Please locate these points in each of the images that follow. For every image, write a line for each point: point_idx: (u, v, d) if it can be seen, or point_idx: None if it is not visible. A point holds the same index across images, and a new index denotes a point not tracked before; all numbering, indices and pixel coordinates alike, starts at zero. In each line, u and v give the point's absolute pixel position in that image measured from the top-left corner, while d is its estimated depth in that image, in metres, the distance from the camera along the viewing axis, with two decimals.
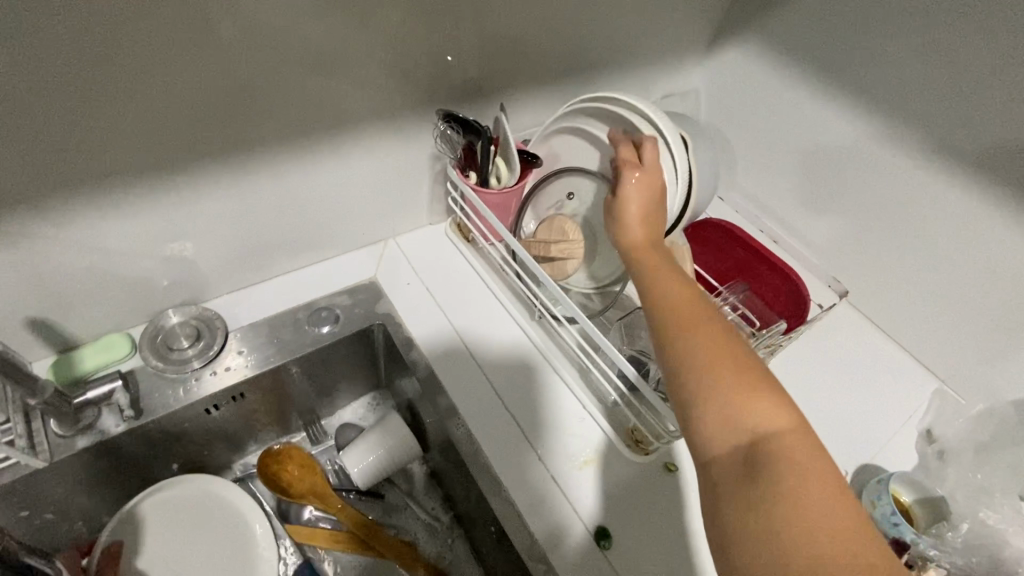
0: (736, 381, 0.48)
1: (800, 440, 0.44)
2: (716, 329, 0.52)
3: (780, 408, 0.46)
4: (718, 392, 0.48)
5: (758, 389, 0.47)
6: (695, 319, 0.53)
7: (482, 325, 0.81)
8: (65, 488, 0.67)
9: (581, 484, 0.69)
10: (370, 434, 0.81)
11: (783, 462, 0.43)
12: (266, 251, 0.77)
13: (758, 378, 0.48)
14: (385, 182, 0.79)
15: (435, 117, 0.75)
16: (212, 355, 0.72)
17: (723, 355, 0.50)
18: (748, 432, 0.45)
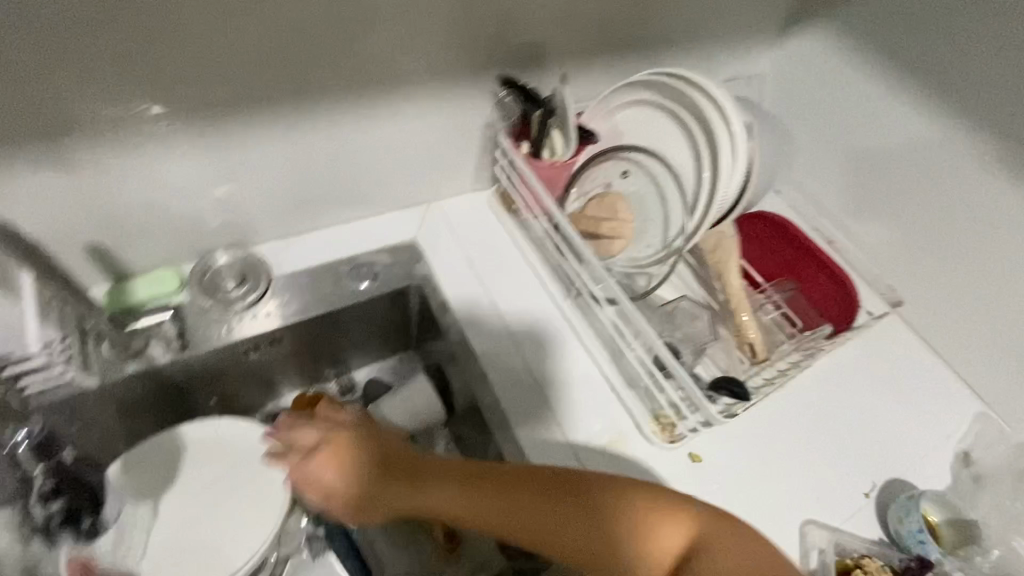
0: (630, 518, 0.52)
1: (699, 528, 0.51)
2: (552, 495, 0.53)
3: (667, 518, 0.51)
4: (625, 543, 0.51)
5: (646, 518, 0.52)
6: (535, 502, 0.53)
7: (518, 298, 0.80)
8: (112, 411, 0.70)
9: (606, 464, 0.69)
10: (398, 393, 0.83)
11: (710, 554, 0.49)
12: (313, 203, 0.78)
13: (626, 507, 0.52)
14: (435, 143, 0.78)
15: (491, 81, 0.74)
16: (256, 298, 0.74)
17: (597, 513, 0.52)
18: (671, 550, 0.50)
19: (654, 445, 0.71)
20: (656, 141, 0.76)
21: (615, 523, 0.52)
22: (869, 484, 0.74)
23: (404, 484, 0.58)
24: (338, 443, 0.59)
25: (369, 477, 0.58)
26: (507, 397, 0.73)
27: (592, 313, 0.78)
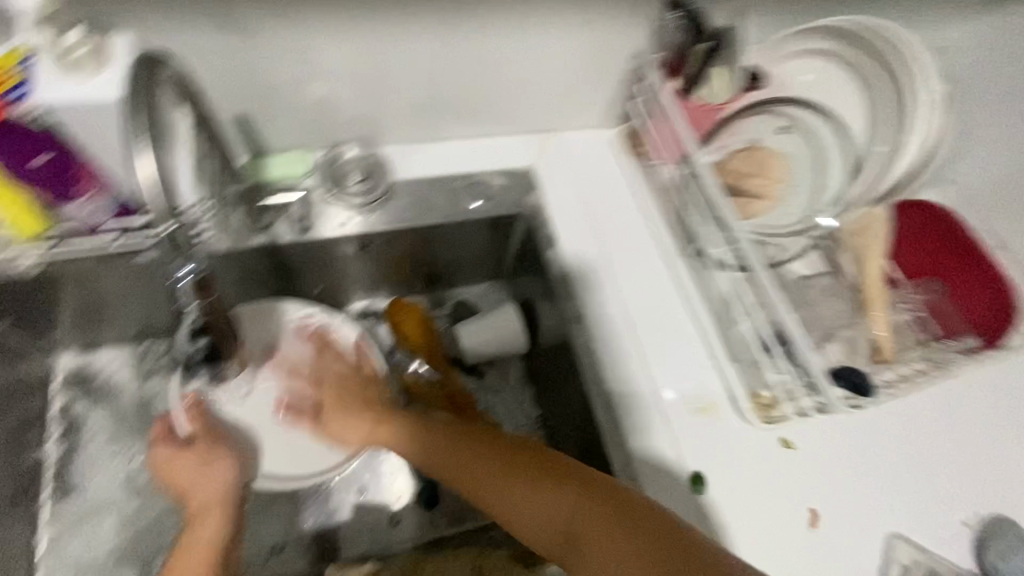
0: (535, 486, 0.55)
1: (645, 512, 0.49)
2: (485, 454, 0.59)
3: (608, 499, 0.51)
4: (526, 508, 0.55)
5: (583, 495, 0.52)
6: (473, 454, 0.60)
7: (630, 244, 0.77)
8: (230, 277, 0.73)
9: (691, 427, 0.68)
10: (488, 316, 0.86)
11: (596, 531, 0.50)
12: (443, 110, 0.76)
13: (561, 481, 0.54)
14: (575, 65, 0.73)
15: (658, 5, 0.67)
16: (376, 195, 0.75)
17: (511, 474, 0.57)
18: (562, 521, 0.53)
19: (746, 421, 0.68)
20: (815, 96, 0.73)
21: (523, 492, 0.55)
22: (969, 512, 0.68)
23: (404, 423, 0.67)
24: (341, 372, 0.73)
25: (359, 400, 0.71)
26: (600, 341, 0.71)
27: (707, 276, 0.73)
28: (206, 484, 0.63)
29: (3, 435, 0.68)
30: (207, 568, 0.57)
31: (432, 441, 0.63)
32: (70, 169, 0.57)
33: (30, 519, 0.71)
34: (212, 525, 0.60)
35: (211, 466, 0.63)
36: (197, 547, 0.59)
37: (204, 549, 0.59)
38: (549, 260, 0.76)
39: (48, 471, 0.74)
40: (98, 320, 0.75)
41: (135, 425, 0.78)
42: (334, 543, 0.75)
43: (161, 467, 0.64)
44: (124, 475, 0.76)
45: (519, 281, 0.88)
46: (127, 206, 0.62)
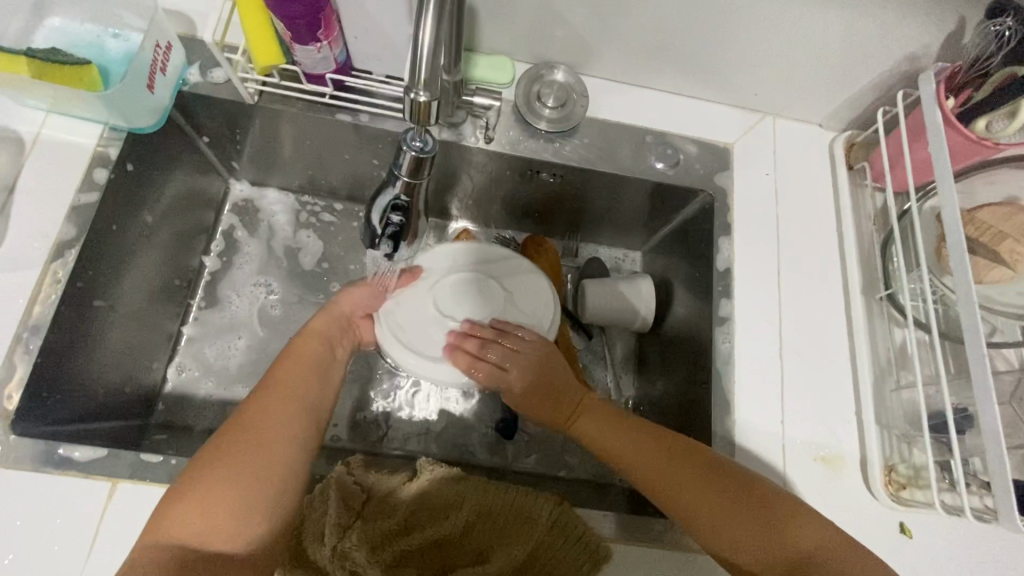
0: (749, 515, 0.53)
1: (819, 528, 0.52)
2: (692, 467, 0.57)
3: (808, 526, 0.52)
4: (732, 529, 0.53)
5: (778, 521, 0.53)
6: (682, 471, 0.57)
7: (806, 263, 0.70)
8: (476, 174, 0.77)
9: (807, 472, 0.63)
10: (620, 283, 0.82)
11: (801, 523, 0.52)
12: (667, 58, 0.70)
13: (758, 504, 0.54)
14: (835, 45, 0.64)
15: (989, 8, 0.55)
16: (564, 126, 0.71)
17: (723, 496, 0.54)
18: (776, 553, 0.52)
19: (869, 489, 0.62)
20: None
21: (733, 512, 0.54)
22: None
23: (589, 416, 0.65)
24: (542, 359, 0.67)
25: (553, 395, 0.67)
26: (742, 349, 0.66)
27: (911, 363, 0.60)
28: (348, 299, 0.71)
29: (177, 233, 0.76)
30: (323, 354, 0.65)
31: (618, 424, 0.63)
32: (323, 23, 0.56)
33: (182, 311, 0.80)
34: (329, 325, 0.68)
35: (367, 296, 0.71)
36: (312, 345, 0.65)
37: (321, 339, 0.66)
38: (718, 246, 0.70)
39: (205, 278, 0.83)
40: (279, 161, 0.80)
41: (281, 264, 0.85)
42: (409, 438, 0.77)
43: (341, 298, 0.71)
44: (261, 306, 0.83)
45: (663, 258, 0.84)
46: (347, 62, 0.65)
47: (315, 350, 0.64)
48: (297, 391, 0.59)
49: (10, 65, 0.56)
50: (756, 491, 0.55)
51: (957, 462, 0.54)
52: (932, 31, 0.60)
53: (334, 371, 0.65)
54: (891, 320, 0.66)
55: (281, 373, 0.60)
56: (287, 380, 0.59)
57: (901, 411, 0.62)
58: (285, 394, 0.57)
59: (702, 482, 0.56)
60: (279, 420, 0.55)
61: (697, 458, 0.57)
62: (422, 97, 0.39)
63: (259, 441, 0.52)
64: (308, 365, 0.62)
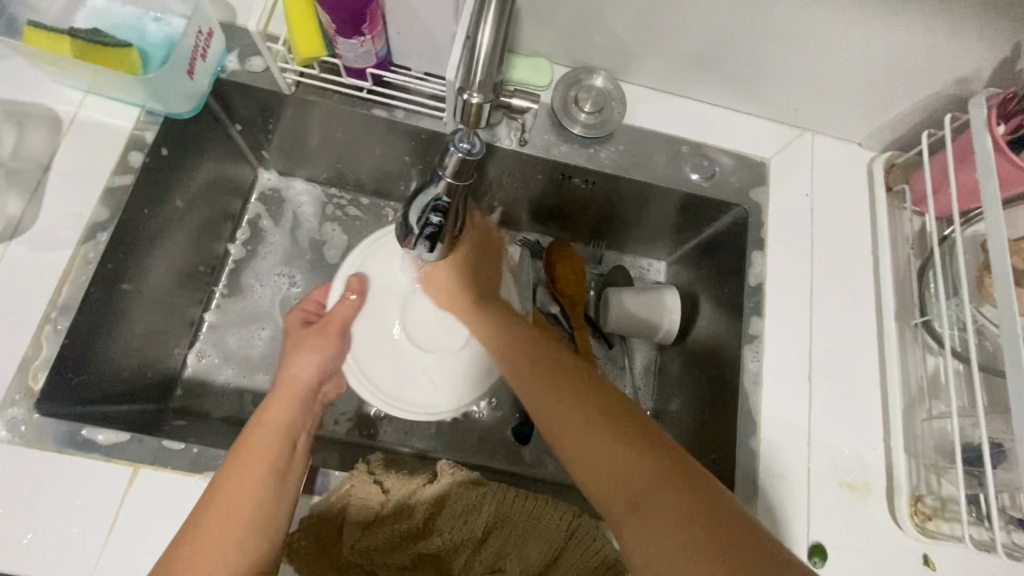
0: (613, 440, 0.50)
1: (672, 466, 0.48)
2: (576, 386, 0.55)
3: (659, 458, 0.48)
4: (582, 443, 0.51)
5: (635, 444, 0.50)
6: (566, 389, 0.55)
7: (840, 284, 0.69)
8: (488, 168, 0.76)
9: (832, 498, 0.61)
10: (644, 293, 0.81)
11: (657, 458, 0.48)
12: (708, 68, 0.69)
13: (624, 427, 0.51)
14: (885, 64, 0.62)
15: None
16: (599, 132, 0.70)
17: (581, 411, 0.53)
18: (621, 484, 0.48)
19: (895, 519, 0.61)
20: None
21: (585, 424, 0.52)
22: None
23: (504, 325, 0.65)
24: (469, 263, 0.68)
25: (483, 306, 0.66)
26: (770, 368, 0.65)
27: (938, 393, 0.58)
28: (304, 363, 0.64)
29: (204, 219, 0.76)
30: (285, 433, 0.56)
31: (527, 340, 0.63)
32: (368, 17, 0.56)
33: (205, 298, 0.80)
34: (290, 405, 0.60)
35: (323, 353, 0.65)
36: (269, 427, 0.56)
37: (280, 427, 0.57)
38: (750, 261, 0.69)
39: (228, 265, 0.82)
40: (308, 152, 0.80)
41: (304, 256, 0.84)
42: (424, 437, 0.77)
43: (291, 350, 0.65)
44: (283, 296, 0.82)
45: (690, 270, 0.82)
46: (387, 57, 0.65)
47: (277, 433, 0.56)
48: (247, 478, 0.51)
49: (55, 43, 0.56)
50: (626, 420, 0.52)
51: (990, 497, 0.52)
52: (986, 54, 0.59)
53: (300, 454, 0.56)
54: (925, 348, 0.64)
55: (236, 465, 0.52)
56: (237, 479, 0.51)
57: (931, 441, 0.61)
58: (233, 493, 0.49)
59: (577, 400, 0.54)
60: (220, 535, 0.47)
61: (584, 381, 0.56)
62: (475, 98, 0.39)
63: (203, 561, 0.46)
64: (264, 454, 0.53)
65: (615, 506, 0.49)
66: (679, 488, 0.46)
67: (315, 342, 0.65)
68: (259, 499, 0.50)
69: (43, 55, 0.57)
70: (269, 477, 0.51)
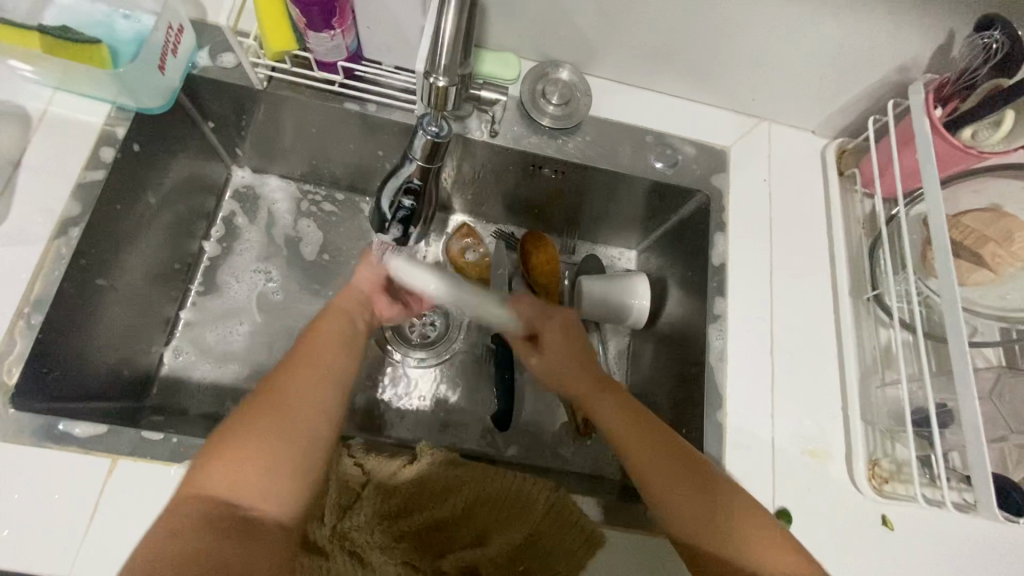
0: (748, 533, 0.55)
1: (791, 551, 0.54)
2: (705, 478, 0.57)
3: (784, 545, 0.54)
4: (718, 536, 0.55)
5: (767, 535, 0.54)
6: (694, 483, 0.57)
7: (797, 264, 0.73)
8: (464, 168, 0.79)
9: (795, 465, 0.64)
10: (616, 281, 0.82)
11: (778, 546, 0.54)
12: (669, 61, 0.72)
13: (760, 523, 0.55)
14: (831, 54, 0.66)
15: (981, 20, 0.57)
16: (567, 122, 0.73)
17: (704, 501, 0.56)
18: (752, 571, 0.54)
19: (855, 483, 0.64)
20: None
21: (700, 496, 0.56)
22: None
23: (622, 409, 0.64)
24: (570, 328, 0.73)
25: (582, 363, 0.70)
26: (734, 345, 0.68)
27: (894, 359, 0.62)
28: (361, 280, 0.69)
29: (178, 217, 0.77)
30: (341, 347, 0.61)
31: (649, 424, 0.62)
32: (337, 11, 0.57)
33: (181, 296, 0.80)
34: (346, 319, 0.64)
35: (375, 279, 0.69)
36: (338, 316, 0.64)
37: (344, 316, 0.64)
38: (713, 242, 0.73)
39: (204, 263, 0.82)
40: (282, 149, 0.81)
41: (281, 252, 0.85)
42: (402, 428, 0.78)
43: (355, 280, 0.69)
44: (260, 292, 0.83)
45: (658, 257, 0.85)
46: (358, 51, 0.66)
47: (329, 350, 0.60)
48: (318, 364, 0.58)
49: (21, 38, 0.56)
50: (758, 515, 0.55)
51: (938, 455, 0.56)
52: (921, 44, 0.63)
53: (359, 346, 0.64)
54: (878, 321, 0.68)
55: (296, 363, 0.58)
56: (302, 373, 0.57)
57: (885, 407, 0.64)
58: (304, 377, 0.57)
59: (708, 494, 0.56)
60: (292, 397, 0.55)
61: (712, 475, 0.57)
62: (441, 81, 0.43)
63: (286, 407, 0.54)
64: (333, 341, 0.61)
65: None
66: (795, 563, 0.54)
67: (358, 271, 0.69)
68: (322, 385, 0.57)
69: (11, 50, 0.57)
70: (330, 373, 0.58)
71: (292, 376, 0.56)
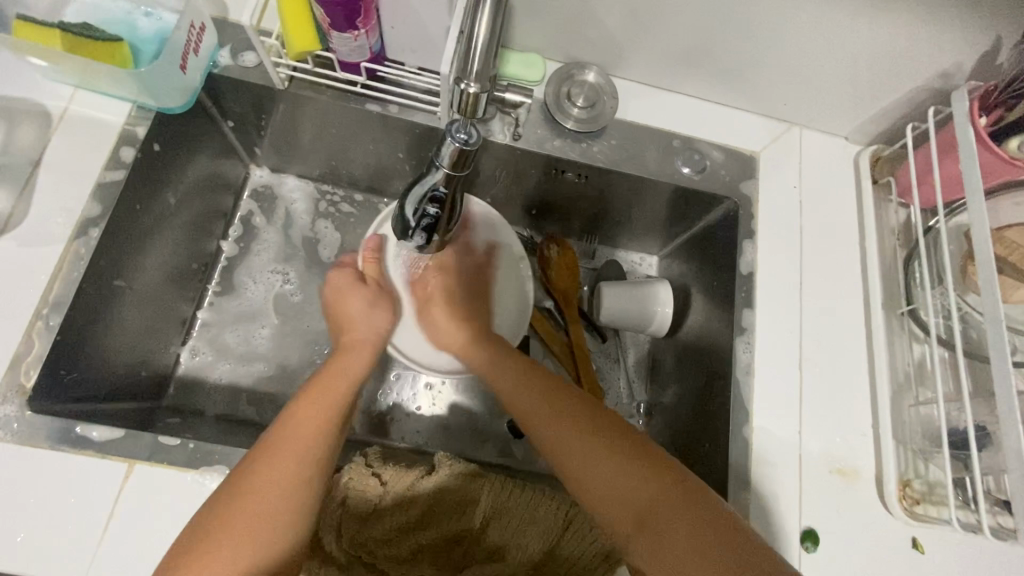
0: (622, 465, 0.53)
1: (667, 480, 0.51)
2: (590, 420, 0.56)
3: (659, 476, 0.52)
4: (596, 473, 0.53)
5: (637, 463, 0.53)
6: (570, 426, 0.56)
7: (828, 274, 0.70)
8: (484, 171, 0.78)
9: (823, 485, 0.62)
10: (638, 289, 0.80)
11: (656, 478, 0.52)
12: (698, 63, 0.70)
13: (633, 452, 0.53)
14: (870, 59, 0.64)
15: None
16: (592, 126, 0.71)
17: (580, 436, 0.55)
18: (630, 503, 0.51)
19: (885, 504, 0.62)
20: None
21: (561, 424, 0.56)
22: None
23: (504, 359, 0.66)
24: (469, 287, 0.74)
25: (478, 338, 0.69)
26: (761, 358, 0.66)
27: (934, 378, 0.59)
28: (367, 323, 0.67)
29: (195, 216, 0.76)
30: (332, 423, 0.55)
31: (529, 378, 0.63)
32: (362, 11, 0.56)
33: (198, 295, 0.79)
34: (333, 393, 0.58)
35: (369, 306, 0.68)
36: (337, 376, 0.60)
37: (340, 383, 0.59)
38: (741, 250, 0.71)
39: (221, 262, 0.82)
40: (300, 148, 0.80)
41: (299, 253, 0.84)
42: (417, 433, 0.77)
43: (337, 293, 0.69)
44: (277, 292, 0.82)
45: (681, 264, 0.84)
46: (381, 52, 0.65)
47: (323, 414, 0.55)
48: (308, 435, 0.53)
49: (45, 38, 0.56)
50: (632, 445, 0.54)
51: (975, 479, 0.53)
52: (965, 49, 0.60)
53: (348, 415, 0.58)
54: (912, 336, 0.66)
55: (276, 438, 0.52)
56: (290, 447, 0.52)
57: (919, 426, 0.62)
58: (289, 454, 0.51)
59: (584, 432, 0.55)
60: (280, 479, 0.50)
61: (591, 411, 0.57)
62: (472, 87, 0.41)
63: (268, 490, 0.49)
64: (322, 407, 0.56)
65: (623, 529, 0.51)
66: (673, 500, 0.50)
67: (356, 288, 0.69)
68: (310, 460, 0.52)
69: (33, 50, 0.57)
70: (319, 448, 0.53)
71: (267, 456, 0.51)
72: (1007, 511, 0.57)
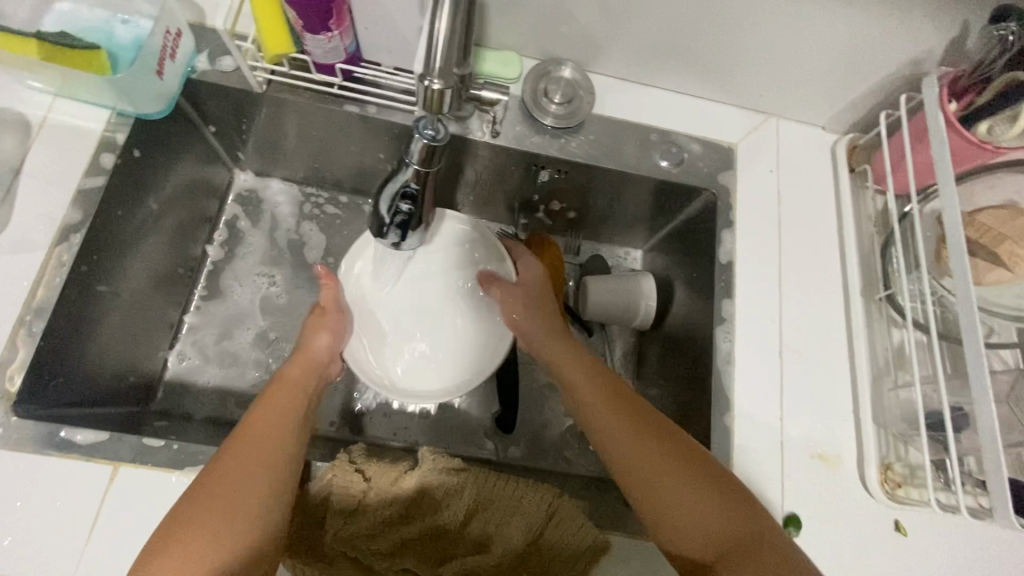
0: (711, 497, 0.54)
1: (753, 510, 0.54)
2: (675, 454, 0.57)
3: (744, 505, 0.54)
4: (681, 501, 0.55)
5: (725, 495, 0.54)
6: (660, 458, 0.57)
7: (807, 263, 0.71)
8: (465, 169, 0.78)
9: (805, 471, 0.63)
10: (621, 282, 0.81)
11: (741, 508, 0.54)
12: (673, 58, 0.71)
13: (717, 484, 0.55)
14: (840, 48, 0.64)
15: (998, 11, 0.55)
16: (569, 122, 0.72)
17: (670, 467, 0.56)
18: (714, 532, 0.53)
19: (867, 488, 0.63)
20: None
21: (649, 449, 0.58)
22: None
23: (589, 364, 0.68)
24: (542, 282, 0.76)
25: (554, 341, 0.71)
26: (742, 347, 0.67)
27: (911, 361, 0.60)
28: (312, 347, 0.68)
29: (180, 221, 0.76)
30: (271, 440, 0.55)
31: (620, 399, 0.63)
32: (335, 12, 0.57)
33: (184, 300, 0.80)
34: (279, 412, 0.59)
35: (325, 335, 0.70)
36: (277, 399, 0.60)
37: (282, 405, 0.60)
38: (719, 240, 0.71)
39: (207, 267, 0.82)
40: (283, 151, 0.80)
41: (285, 256, 0.85)
42: (404, 430, 0.78)
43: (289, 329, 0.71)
44: (263, 296, 0.83)
45: (664, 257, 0.84)
46: (356, 53, 0.66)
47: (260, 433, 0.56)
48: (246, 453, 0.53)
49: (19, 46, 0.56)
50: (719, 479, 0.55)
51: (951, 460, 0.54)
52: (933, 36, 0.61)
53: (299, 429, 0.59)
54: (890, 322, 0.66)
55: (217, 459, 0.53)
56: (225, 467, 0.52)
57: (897, 410, 0.62)
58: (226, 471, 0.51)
59: (673, 464, 0.56)
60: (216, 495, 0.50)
61: (677, 441, 0.58)
62: (436, 84, 0.42)
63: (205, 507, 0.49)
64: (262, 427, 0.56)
65: (699, 553, 0.54)
66: (758, 528, 0.53)
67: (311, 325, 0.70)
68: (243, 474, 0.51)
69: (8, 58, 0.57)
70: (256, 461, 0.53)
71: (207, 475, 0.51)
72: (984, 491, 0.58)
